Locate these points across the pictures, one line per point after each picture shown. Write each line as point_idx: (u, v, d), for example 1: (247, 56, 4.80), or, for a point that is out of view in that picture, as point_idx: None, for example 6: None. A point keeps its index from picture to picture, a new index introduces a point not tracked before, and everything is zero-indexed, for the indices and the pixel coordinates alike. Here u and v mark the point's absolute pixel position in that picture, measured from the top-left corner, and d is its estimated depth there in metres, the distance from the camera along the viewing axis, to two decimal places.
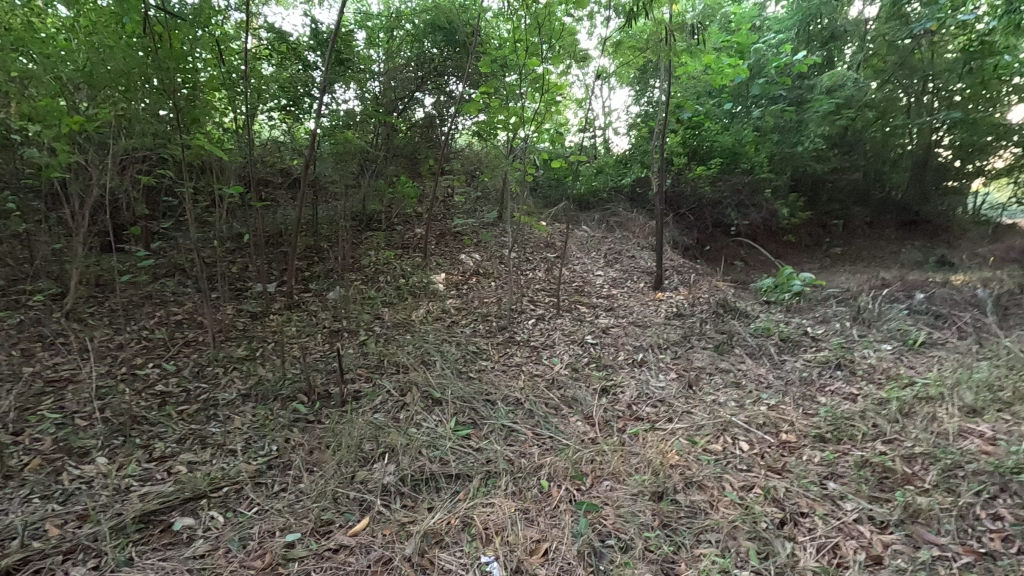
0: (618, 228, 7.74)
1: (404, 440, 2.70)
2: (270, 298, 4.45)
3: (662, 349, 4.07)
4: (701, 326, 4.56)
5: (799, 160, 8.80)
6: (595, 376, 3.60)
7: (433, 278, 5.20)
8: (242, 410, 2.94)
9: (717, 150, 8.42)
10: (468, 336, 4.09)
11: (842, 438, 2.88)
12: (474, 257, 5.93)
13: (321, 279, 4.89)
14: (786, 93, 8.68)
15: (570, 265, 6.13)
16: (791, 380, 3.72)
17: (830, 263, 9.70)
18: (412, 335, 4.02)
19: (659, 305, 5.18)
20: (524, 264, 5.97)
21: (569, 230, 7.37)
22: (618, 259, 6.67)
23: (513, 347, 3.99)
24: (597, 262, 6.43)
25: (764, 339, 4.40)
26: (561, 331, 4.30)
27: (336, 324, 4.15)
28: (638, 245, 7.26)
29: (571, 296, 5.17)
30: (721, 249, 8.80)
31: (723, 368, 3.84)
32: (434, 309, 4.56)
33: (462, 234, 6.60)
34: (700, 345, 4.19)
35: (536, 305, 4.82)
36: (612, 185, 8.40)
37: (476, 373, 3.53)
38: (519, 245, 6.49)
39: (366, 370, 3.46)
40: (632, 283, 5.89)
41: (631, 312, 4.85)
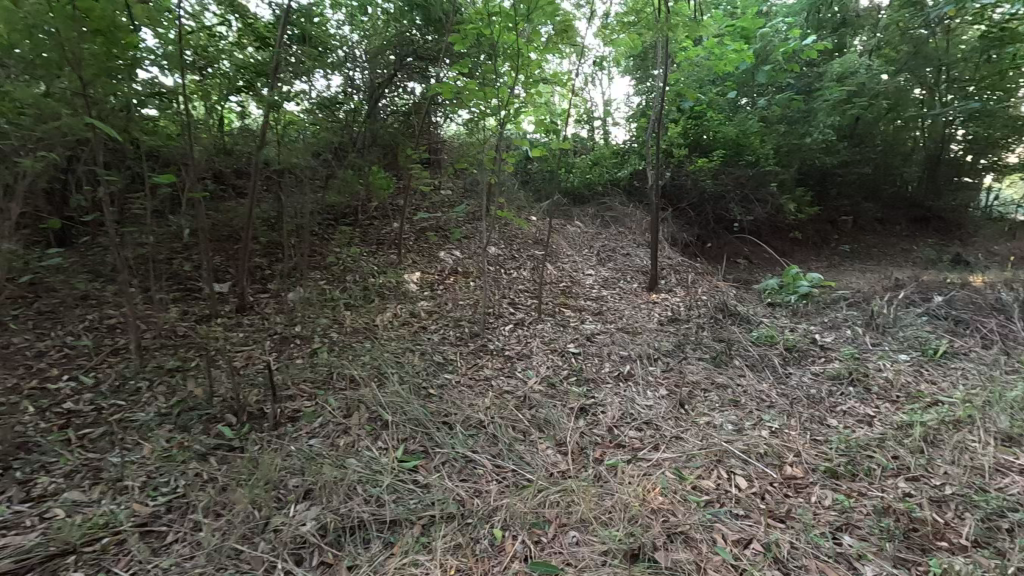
0: (614, 224, 7.28)
1: (336, 476, 2.28)
2: (220, 300, 4.02)
3: (652, 361, 3.63)
4: (697, 333, 4.12)
5: (807, 152, 8.31)
6: (574, 393, 3.16)
7: (406, 277, 4.76)
8: (155, 435, 2.52)
9: (720, 142, 7.83)
10: (435, 344, 3.65)
11: (857, 475, 2.45)
12: (454, 254, 5.49)
13: (280, 278, 4.46)
14: (794, 81, 8.21)
15: (559, 264, 5.68)
16: (797, 398, 3.27)
17: (838, 262, 9.21)
18: (371, 343, 3.59)
19: (651, 309, 4.73)
20: (508, 262, 5.52)
21: (560, 226, 6.92)
22: (611, 257, 6.22)
23: (484, 357, 3.56)
24: (588, 261, 5.99)
25: (767, 349, 3.96)
26: (541, 339, 3.86)
27: (288, 330, 3.72)
28: (633, 242, 6.80)
29: (556, 298, 4.73)
30: (723, 247, 8.33)
31: (721, 384, 3.39)
32: (401, 313, 4.12)
33: (445, 229, 6.16)
34: (695, 355, 3.74)
35: (516, 308, 4.39)
36: (608, 177, 7.87)
37: (437, 389, 3.10)
38: (505, 241, 6.04)
39: (311, 385, 3.04)
40: (624, 283, 5.44)
41: (621, 317, 4.41)
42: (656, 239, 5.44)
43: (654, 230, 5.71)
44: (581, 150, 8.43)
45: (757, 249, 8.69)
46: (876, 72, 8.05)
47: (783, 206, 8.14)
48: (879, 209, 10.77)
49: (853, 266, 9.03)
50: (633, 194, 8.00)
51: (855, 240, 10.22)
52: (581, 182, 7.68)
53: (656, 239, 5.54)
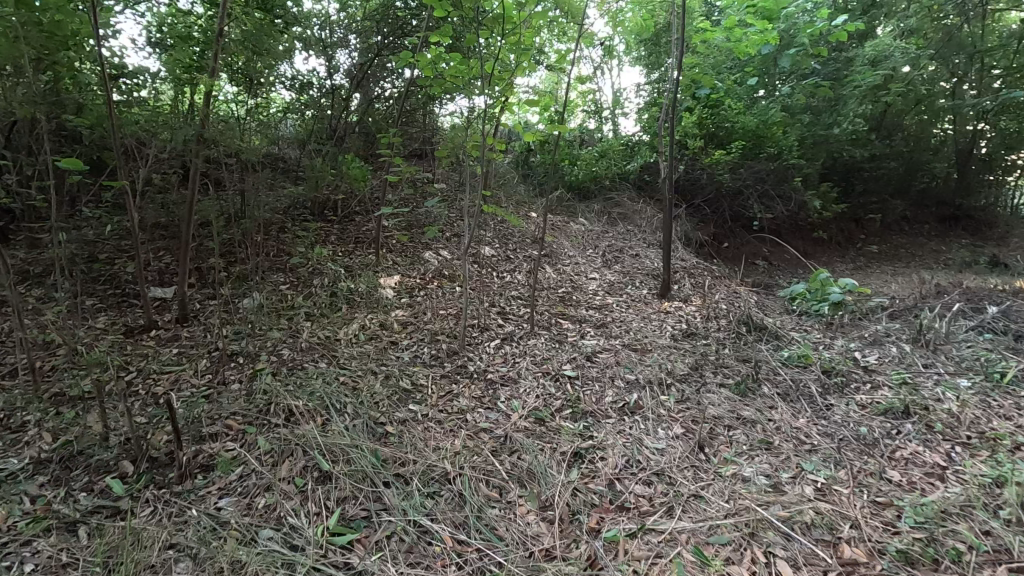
0: (621, 221, 6.65)
1: (241, 561, 1.71)
2: (161, 309, 3.46)
3: (665, 388, 3.01)
4: (717, 352, 3.49)
5: (834, 144, 7.60)
6: (566, 433, 2.55)
7: (382, 281, 4.17)
8: (20, 492, 1.95)
9: (738, 132, 7.14)
10: (403, 365, 3.06)
11: (939, 561, 1.84)
12: (441, 255, 4.89)
13: (235, 283, 3.89)
14: (820, 67, 7.51)
15: (558, 266, 5.08)
16: (842, 439, 2.65)
17: (865, 263, 8.51)
18: (326, 363, 3.01)
19: (664, 320, 4.10)
20: (502, 264, 4.92)
21: (562, 223, 6.30)
22: (618, 259, 5.59)
23: (461, 381, 2.96)
24: (591, 263, 5.37)
25: (802, 372, 3.32)
26: (531, 358, 3.26)
27: (230, 345, 3.14)
28: (643, 241, 6.17)
29: (554, 307, 4.12)
30: (740, 247, 7.68)
31: (749, 420, 2.77)
32: (370, 324, 3.53)
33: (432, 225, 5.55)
34: (715, 381, 3.13)
35: (505, 319, 3.78)
36: (616, 170, 7.20)
37: (396, 426, 2.51)
38: (499, 240, 5.44)
39: (240, 419, 2.46)
40: (632, 289, 4.82)
41: (628, 330, 3.80)
42: (669, 237, 4.78)
43: (665, 228, 5.07)
44: (587, 141, 7.78)
45: (778, 249, 8.02)
46: (912, 56, 7.37)
47: (807, 203, 7.47)
48: (908, 207, 10.02)
49: (880, 268, 8.35)
50: (643, 189, 7.34)
51: (882, 238, 9.48)
52: (586, 174, 7.04)
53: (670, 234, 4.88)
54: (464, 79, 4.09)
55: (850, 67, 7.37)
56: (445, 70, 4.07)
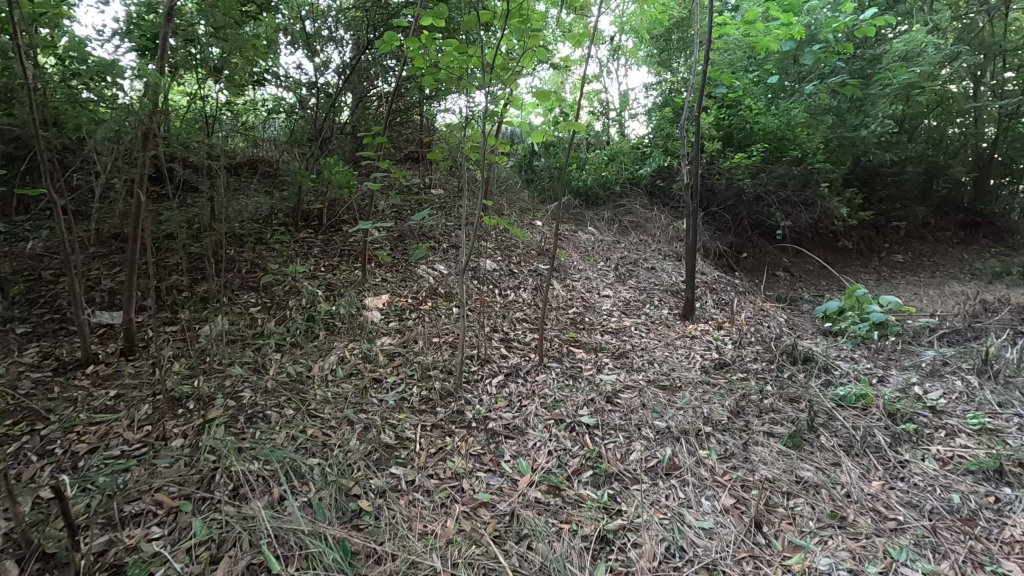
0: (634, 230, 6.15)
1: None
2: (105, 338, 2.94)
3: (704, 440, 2.48)
4: (759, 391, 2.97)
5: (861, 147, 7.07)
6: (588, 507, 2.04)
7: (368, 302, 3.66)
8: None
9: (758, 134, 6.63)
10: (387, 411, 2.54)
11: None
12: (436, 270, 4.37)
13: (197, 306, 3.36)
14: (845, 64, 7.00)
15: (567, 282, 4.56)
16: (932, 512, 2.13)
17: (890, 274, 8.01)
18: (294, 410, 2.49)
19: (691, 348, 3.57)
20: (505, 280, 4.41)
21: (570, 233, 5.78)
22: (633, 273, 5.07)
23: (457, 433, 2.44)
24: (603, 278, 4.86)
25: (862, 415, 2.80)
26: (540, 400, 2.73)
27: (180, 385, 2.62)
28: (659, 253, 5.66)
29: (565, 333, 3.60)
30: (760, 257, 7.16)
31: (811, 484, 2.25)
32: (350, 357, 3.01)
33: (428, 236, 5.04)
34: (763, 429, 2.60)
35: (510, 349, 3.26)
36: (627, 175, 6.68)
37: (373, 500, 1.99)
38: (501, 252, 4.93)
39: (174, 492, 1.94)
40: (651, 308, 4.30)
41: (652, 362, 3.27)
42: (692, 250, 4.25)
43: (687, 239, 4.55)
44: (594, 145, 7.26)
45: (799, 259, 7.51)
46: (945, 53, 6.86)
47: (831, 211, 6.95)
48: (932, 213, 9.51)
49: (906, 279, 7.85)
50: (656, 195, 6.81)
51: (907, 246, 8.94)
52: (595, 179, 6.52)
53: (693, 246, 4.35)
54: (463, 75, 3.54)
55: (878, 65, 6.86)
56: (441, 64, 3.53)
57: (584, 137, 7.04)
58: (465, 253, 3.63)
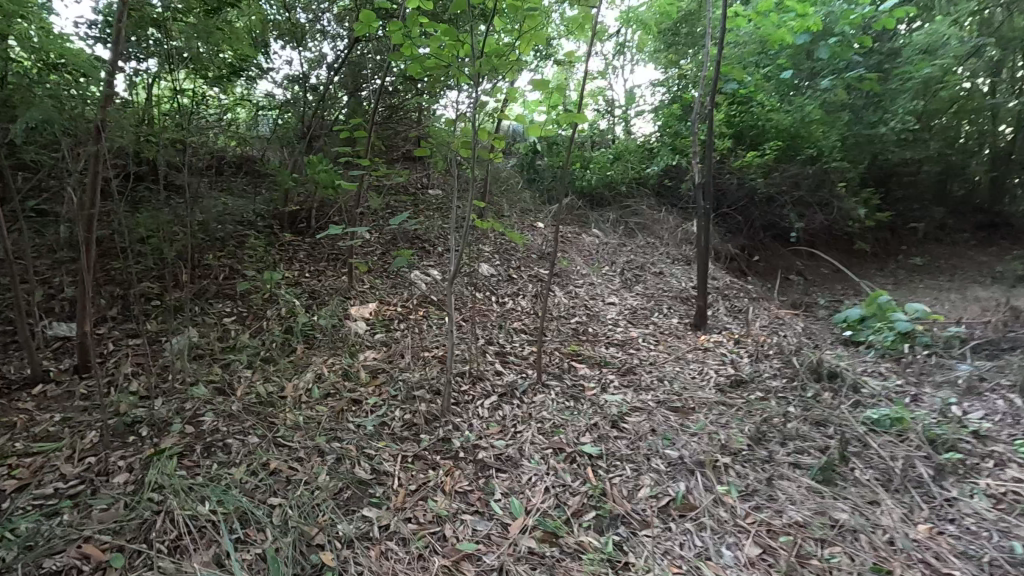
0: (640, 233, 5.85)
1: None
2: (58, 353, 2.67)
3: (721, 474, 2.19)
4: (781, 414, 2.67)
5: (880, 145, 6.74)
6: (589, 560, 1.75)
7: (353, 312, 3.37)
8: None
9: (771, 132, 6.32)
10: (364, 439, 2.26)
11: None
12: (429, 276, 4.08)
13: (165, 317, 3.08)
14: (863, 58, 6.67)
15: (570, 289, 4.26)
16: (991, 564, 1.82)
17: (908, 278, 7.67)
18: (259, 438, 2.21)
19: (704, 363, 3.27)
20: (503, 287, 4.12)
21: (573, 236, 5.49)
22: (640, 279, 4.77)
23: (441, 465, 2.15)
24: (608, 284, 4.56)
25: (899, 443, 2.49)
26: (537, 425, 2.45)
27: (133, 408, 2.34)
28: (667, 256, 5.36)
29: (566, 346, 3.30)
30: (773, 260, 6.84)
31: (848, 529, 1.95)
32: (328, 373, 2.73)
33: (422, 239, 4.76)
34: (788, 459, 2.31)
35: (505, 364, 2.97)
36: (633, 175, 6.37)
37: (338, 552, 1.71)
38: (499, 257, 4.64)
39: (104, 543, 1.65)
40: (659, 317, 3.99)
41: (662, 380, 2.98)
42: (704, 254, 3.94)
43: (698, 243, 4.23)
44: (599, 143, 6.95)
45: (813, 262, 7.19)
46: (970, 46, 6.54)
47: (848, 212, 6.63)
48: (950, 214, 9.15)
49: (925, 284, 7.51)
50: (664, 196, 6.49)
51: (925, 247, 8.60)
52: (600, 179, 6.21)
53: (704, 250, 4.04)
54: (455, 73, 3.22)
55: (897, 59, 6.56)
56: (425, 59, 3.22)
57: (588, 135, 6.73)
58: (455, 256, 3.30)
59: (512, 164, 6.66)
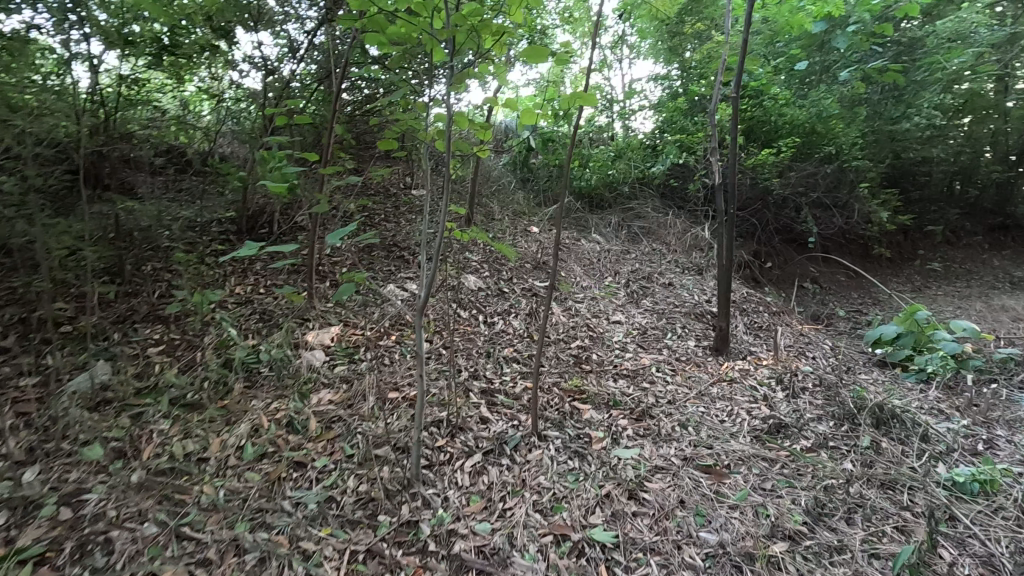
0: (645, 238, 5.31)
1: None
2: None
3: (777, 572, 1.64)
4: (837, 474, 2.13)
5: (902, 142, 6.22)
6: None
7: (310, 340, 2.79)
8: None
9: (785, 128, 5.79)
10: (301, 527, 1.69)
11: None
12: (406, 291, 3.51)
13: (71, 350, 2.47)
14: (883, 48, 6.16)
15: (568, 306, 3.70)
16: None
17: (929, 286, 7.17)
18: (158, 528, 1.64)
19: (732, 400, 2.73)
20: (492, 305, 3.56)
21: (570, 242, 4.93)
22: (648, 292, 4.22)
23: (403, 567, 1.59)
24: (612, 298, 4.00)
25: (998, 518, 1.93)
26: (532, 499, 1.89)
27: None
28: (676, 265, 4.82)
29: (567, 380, 2.74)
30: (786, 267, 6.31)
31: None
32: (266, 423, 2.16)
33: (400, 248, 4.18)
34: (861, 546, 1.76)
35: (492, 408, 2.41)
36: (636, 174, 5.81)
37: None
38: (488, 268, 4.07)
39: None
40: (673, 339, 3.44)
41: (686, 426, 2.43)
42: (727, 265, 3.37)
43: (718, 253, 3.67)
44: (597, 141, 6.38)
45: (828, 269, 6.68)
46: (1000, 34, 6.04)
47: (867, 215, 6.12)
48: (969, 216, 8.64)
49: (946, 292, 7.02)
50: (669, 197, 5.92)
51: (944, 251, 8.05)
52: (600, 179, 5.65)
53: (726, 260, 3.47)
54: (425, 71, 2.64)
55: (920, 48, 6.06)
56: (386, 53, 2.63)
57: (586, 131, 6.16)
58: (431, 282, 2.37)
59: (503, 162, 6.09)
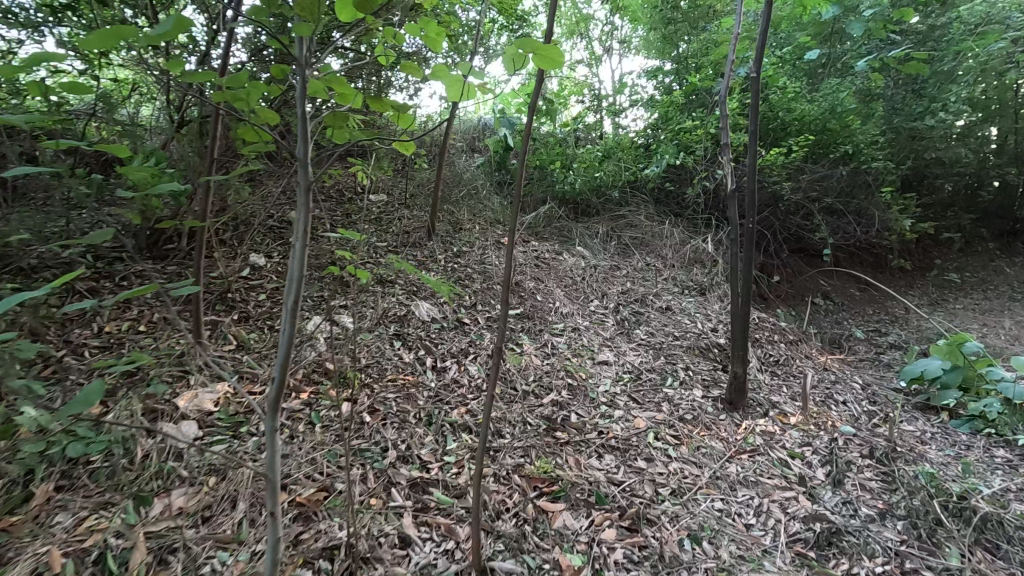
0: (638, 251, 4.58)
1: None
2: None
3: None
4: None
5: (925, 142, 5.52)
6: None
7: (182, 406, 2.03)
8: None
9: (794, 125, 5.10)
10: None
11: None
12: (333, 327, 2.74)
13: None
14: (904, 35, 5.45)
15: (544, 343, 2.94)
16: None
17: (951, 299, 6.48)
18: None
19: (757, 486, 2.01)
20: (446, 345, 2.79)
21: (549, 257, 4.18)
22: (642, 319, 3.50)
23: None
24: (598, 329, 3.26)
25: None
26: None
27: None
28: (675, 284, 4.09)
29: (533, 462, 2.00)
30: (796, 281, 5.60)
31: None
32: (62, 561, 1.42)
33: (339, 267, 3.41)
34: None
35: (420, 520, 1.69)
36: (627, 177, 5.07)
37: None
38: (447, 293, 3.31)
39: None
40: (675, 388, 2.70)
41: (699, 542, 1.71)
42: (742, 297, 2.60)
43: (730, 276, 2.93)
44: (584, 140, 5.62)
45: (841, 282, 5.99)
46: None
47: (888, 224, 5.43)
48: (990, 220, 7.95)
49: (971, 306, 6.33)
50: (664, 202, 5.18)
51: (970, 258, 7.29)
52: (586, 183, 4.90)
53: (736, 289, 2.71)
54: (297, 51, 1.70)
55: (945, 35, 5.38)
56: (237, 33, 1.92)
57: (571, 129, 5.42)
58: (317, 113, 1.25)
59: (477, 163, 5.33)
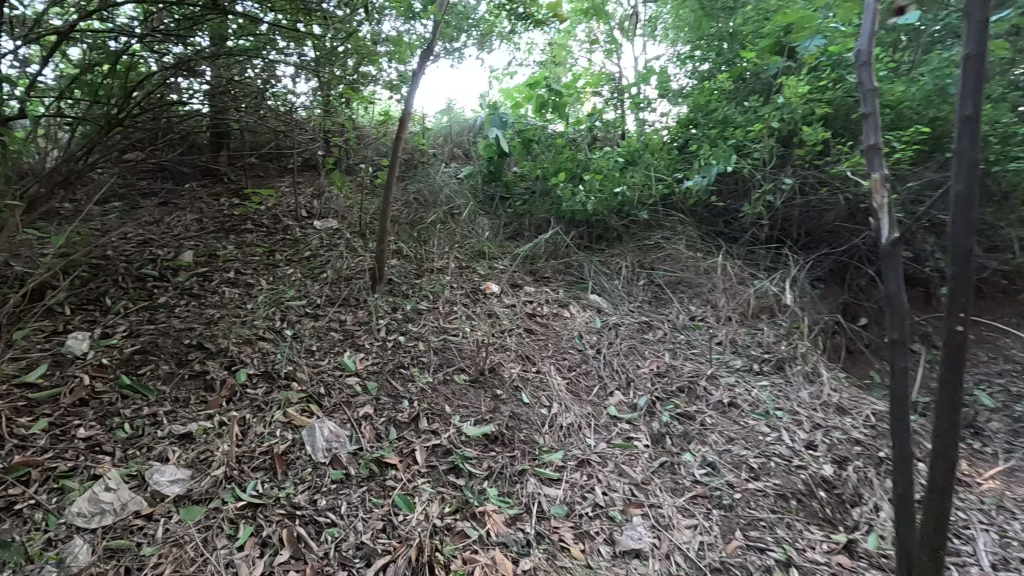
0: (679, 297, 3.27)
1: None
2: None
3: None
4: None
5: None
6: None
7: None
8: None
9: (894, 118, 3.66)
10: None
11: None
12: (133, 504, 1.51)
13: None
14: None
15: (523, 511, 1.69)
16: None
17: None
18: None
19: None
20: (341, 532, 1.53)
21: (547, 313, 2.87)
22: (697, 430, 2.16)
23: None
24: (622, 460, 1.94)
25: None
26: None
27: None
28: (739, 354, 2.76)
29: None
30: None
31: None
32: None
33: (210, 351, 2.15)
34: None
35: None
36: (661, 192, 3.71)
37: None
38: (375, 402, 2.03)
39: None
40: None
41: None
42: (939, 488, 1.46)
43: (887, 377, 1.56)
44: (604, 142, 4.26)
45: None
46: None
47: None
48: None
49: None
50: (710, 222, 3.84)
51: None
52: (606, 202, 3.58)
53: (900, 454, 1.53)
54: None
55: None
56: None
57: (585, 129, 4.06)
58: None
59: (461, 174, 4.02)
